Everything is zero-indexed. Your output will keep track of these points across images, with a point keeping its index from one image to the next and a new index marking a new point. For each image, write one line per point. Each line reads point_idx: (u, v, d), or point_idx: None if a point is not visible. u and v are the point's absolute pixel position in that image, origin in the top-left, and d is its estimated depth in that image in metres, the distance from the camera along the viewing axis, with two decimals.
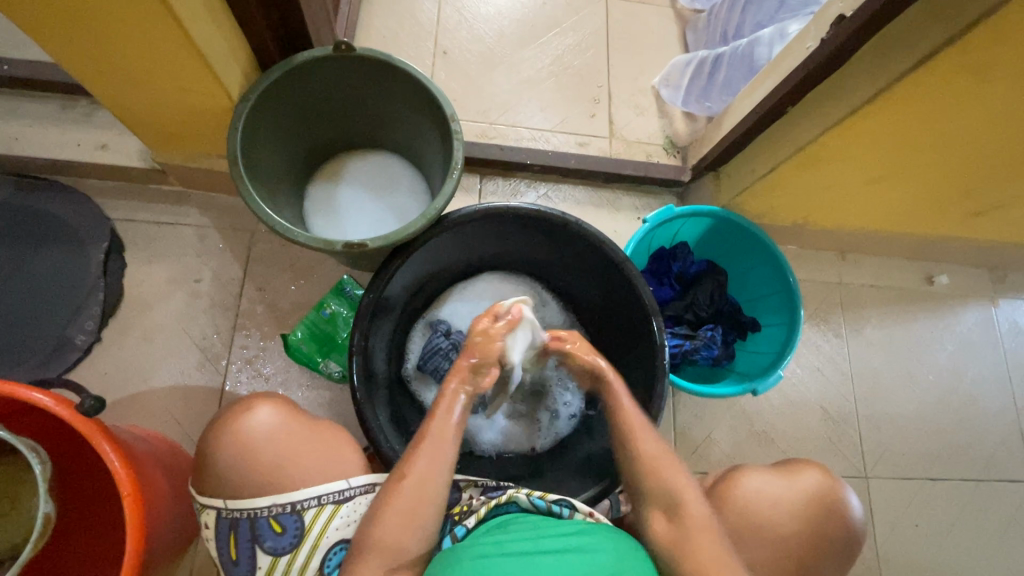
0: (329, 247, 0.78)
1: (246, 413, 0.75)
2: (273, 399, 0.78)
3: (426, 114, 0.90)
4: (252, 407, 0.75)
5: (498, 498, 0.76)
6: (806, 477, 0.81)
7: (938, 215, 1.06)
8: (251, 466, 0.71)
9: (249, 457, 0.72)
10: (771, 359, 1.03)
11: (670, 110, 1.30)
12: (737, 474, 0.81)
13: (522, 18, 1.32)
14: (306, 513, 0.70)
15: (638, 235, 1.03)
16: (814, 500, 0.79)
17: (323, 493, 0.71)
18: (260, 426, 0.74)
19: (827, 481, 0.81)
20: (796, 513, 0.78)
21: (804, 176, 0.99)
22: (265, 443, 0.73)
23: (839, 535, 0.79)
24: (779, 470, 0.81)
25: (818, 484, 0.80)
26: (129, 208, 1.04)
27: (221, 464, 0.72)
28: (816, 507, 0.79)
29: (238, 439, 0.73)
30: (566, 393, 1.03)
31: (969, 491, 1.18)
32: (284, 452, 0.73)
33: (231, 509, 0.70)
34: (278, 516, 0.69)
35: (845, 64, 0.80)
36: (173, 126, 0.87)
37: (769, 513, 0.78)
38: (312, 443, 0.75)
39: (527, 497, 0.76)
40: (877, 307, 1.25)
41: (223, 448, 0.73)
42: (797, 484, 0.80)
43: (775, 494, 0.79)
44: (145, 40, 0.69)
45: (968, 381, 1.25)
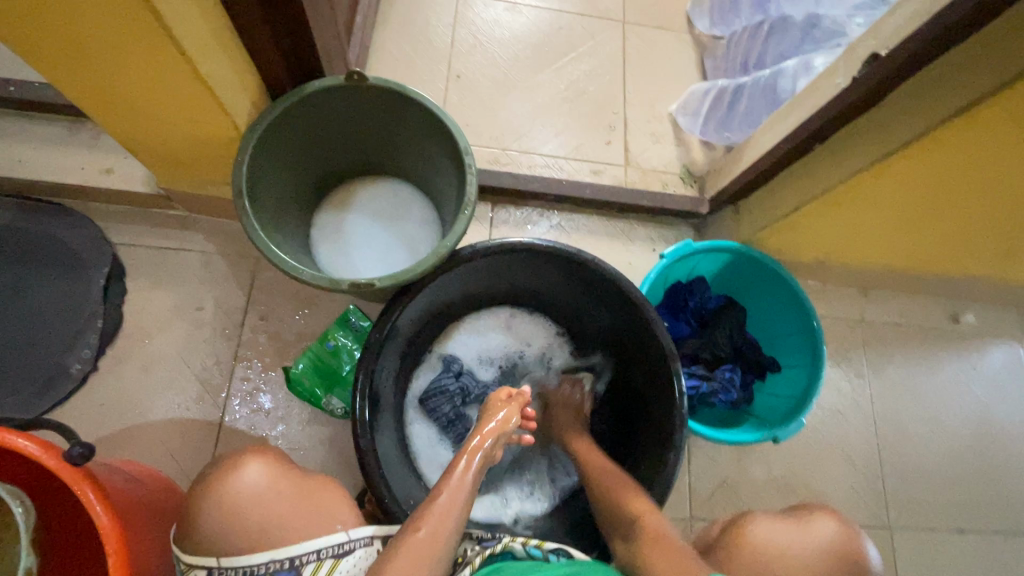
0: (335, 286, 0.74)
1: (224, 469, 0.66)
2: (263, 451, 0.70)
3: (441, 146, 0.87)
4: (240, 462, 0.66)
5: (492, 549, 0.72)
6: (820, 528, 0.69)
7: (972, 255, 1.02)
8: (232, 527, 0.63)
9: (233, 515, 0.63)
10: (793, 404, 0.98)
11: (687, 139, 1.26)
12: (740, 528, 0.72)
13: (537, 43, 1.30)
14: (306, 570, 0.62)
15: (656, 270, 1.00)
16: (832, 553, 0.67)
17: (323, 546, 0.63)
18: (245, 478, 0.65)
19: (844, 531, 0.68)
20: (810, 568, 0.66)
21: (830, 214, 0.95)
22: (252, 500, 0.64)
23: None
24: (786, 518, 0.71)
25: (836, 534, 0.68)
26: (132, 232, 1.02)
27: (203, 523, 0.63)
28: (835, 559, 0.66)
29: (224, 499, 0.64)
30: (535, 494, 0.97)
31: (998, 545, 1.12)
32: (273, 509, 0.64)
33: (224, 568, 0.61)
34: (276, 574, 0.61)
35: (877, 104, 0.76)
36: (176, 153, 0.84)
37: (774, 569, 0.67)
38: (304, 495, 0.67)
39: (522, 545, 0.71)
40: (902, 346, 1.21)
41: (206, 504, 0.64)
42: (806, 534, 0.68)
43: (780, 546, 0.68)
44: (150, 71, 0.66)
45: (996, 427, 1.20)
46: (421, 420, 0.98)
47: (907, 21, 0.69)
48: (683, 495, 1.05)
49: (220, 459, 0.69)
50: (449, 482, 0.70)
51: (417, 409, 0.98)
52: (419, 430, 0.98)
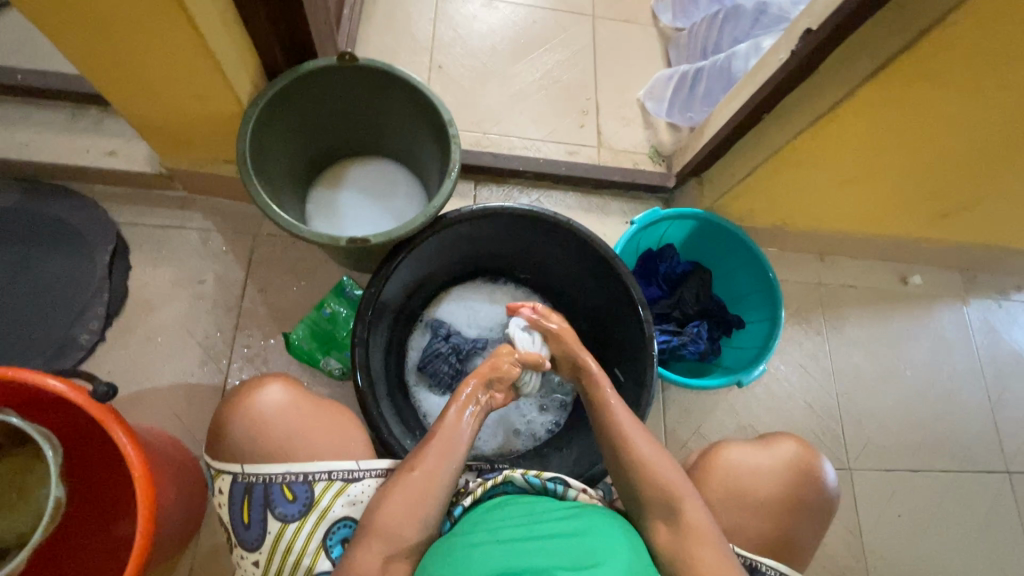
0: (334, 243, 0.81)
1: (254, 392, 0.78)
2: (286, 379, 0.81)
3: (426, 122, 0.95)
4: (264, 385, 0.78)
5: (493, 480, 0.78)
6: (784, 448, 0.85)
7: (911, 216, 1.12)
8: (257, 439, 0.74)
9: (261, 430, 0.75)
10: (755, 352, 1.08)
11: (655, 122, 1.36)
12: (718, 448, 0.86)
13: (513, 35, 1.39)
14: (317, 485, 0.72)
15: (626, 236, 1.09)
16: (791, 469, 0.84)
17: (334, 469, 0.73)
18: (272, 401, 0.77)
19: (803, 450, 0.85)
20: (775, 480, 0.82)
21: (782, 179, 1.05)
22: (277, 419, 0.76)
23: (815, 498, 0.83)
24: (756, 442, 0.86)
25: (796, 453, 0.85)
26: (134, 212, 1.07)
27: (237, 437, 0.75)
28: (793, 472, 0.83)
29: (252, 415, 0.75)
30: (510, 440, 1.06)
31: (948, 482, 1.22)
32: (295, 427, 0.76)
33: (247, 475, 0.72)
34: (291, 484, 0.72)
35: (812, 74, 0.86)
36: (177, 129, 0.90)
37: (748, 480, 0.82)
38: (321, 419, 0.78)
39: (521, 476, 0.78)
40: (855, 306, 1.31)
41: (238, 420, 0.75)
42: (772, 453, 0.85)
43: (752, 463, 0.84)
44: (164, 49, 0.73)
45: (943, 376, 1.31)
46: (416, 379, 1.05)
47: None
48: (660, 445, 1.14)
49: (247, 382, 0.79)
50: (441, 426, 0.76)
51: (410, 369, 1.05)
52: (414, 388, 1.04)
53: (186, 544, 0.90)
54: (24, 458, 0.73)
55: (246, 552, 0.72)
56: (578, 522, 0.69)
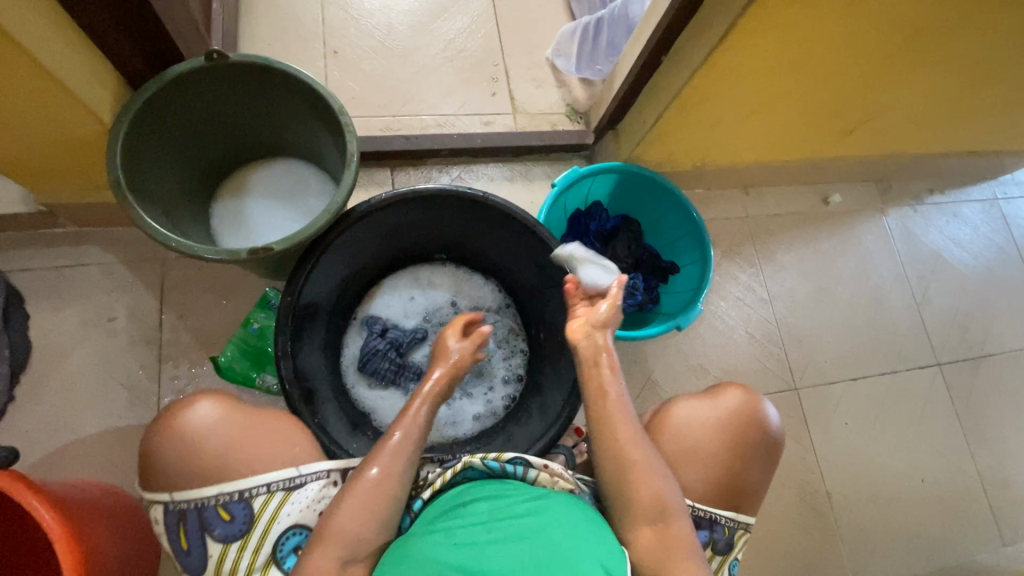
0: (234, 257, 0.76)
1: (179, 412, 0.72)
2: (216, 394, 0.75)
3: (319, 113, 0.90)
4: (190, 405, 0.72)
5: (452, 469, 0.78)
6: (728, 396, 0.88)
7: (819, 136, 1.15)
8: (186, 461, 0.70)
9: (190, 451, 0.70)
10: (690, 295, 1.10)
11: (566, 79, 1.34)
12: (669, 407, 0.88)
13: (407, 9, 1.32)
14: (256, 501, 0.69)
15: (549, 199, 1.07)
16: (735, 416, 0.86)
17: (272, 481, 0.70)
18: (199, 418, 0.71)
19: (747, 397, 0.88)
20: (721, 429, 0.85)
21: (689, 118, 1.05)
22: (205, 437, 0.70)
23: (761, 441, 0.86)
24: (705, 396, 0.88)
25: (741, 399, 0.87)
26: (22, 257, 0.99)
27: (166, 462, 0.70)
28: (740, 419, 0.86)
29: (178, 436, 0.70)
30: (460, 424, 1.04)
31: (886, 384, 1.30)
32: (227, 443, 0.71)
33: (177, 501, 0.69)
34: (225, 504, 0.68)
35: (699, 9, 0.86)
36: (44, 163, 0.83)
37: (698, 435, 0.85)
38: (255, 428, 0.73)
39: (481, 460, 0.77)
40: (783, 233, 1.35)
41: (165, 445, 0.70)
42: (720, 404, 0.87)
43: (701, 417, 0.86)
44: (1, 79, 0.67)
45: (871, 285, 1.37)
46: (355, 378, 1.02)
47: None
48: None
49: (171, 405, 0.73)
50: (404, 418, 0.74)
51: (353, 371, 1.03)
52: (355, 389, 1.01)
53: None
54: None
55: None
56: (537, 520, 0.68)
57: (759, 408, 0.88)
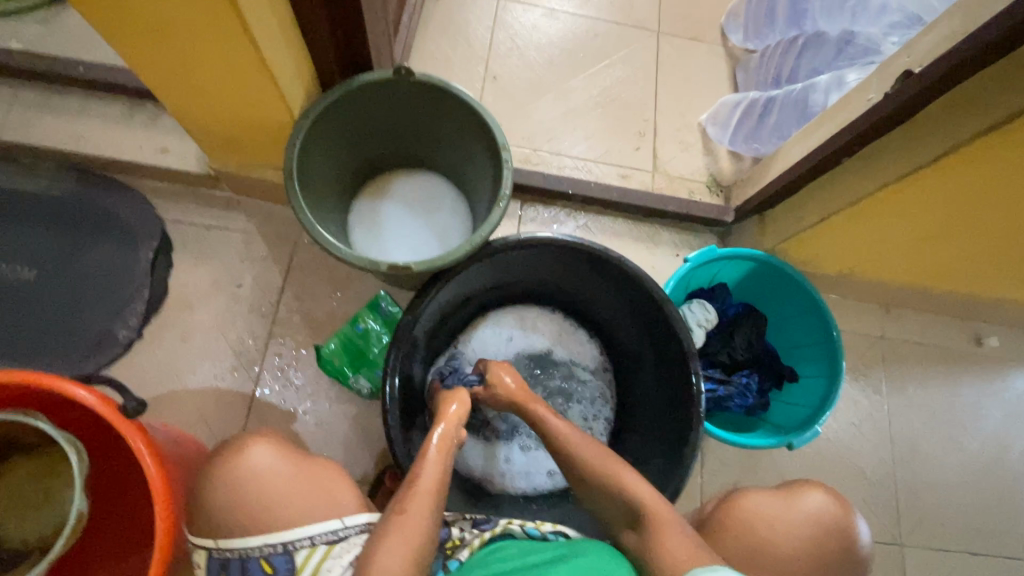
0: (373, 267, 0.78)
1: (232, 456, 0.72)
2: (273, 438, 0.75)
3: (478, 141, 0.91)
4: (248, 447, 0.72)
5: (491, 531, 0.74)
6: (811, 499, 0.74)
7: (997, 277, 1.02)
8: (235, 506, 0.69)
9: (242, 494, 0.69)
10: (808, 413, 1.00)
11: (716, 149, 1.29)
12: (734, 500, 0.75)
13: (572, 49, 1.33)
14: (297, 554, 0.65)
15: (678, 274, 1.02)
16: (819, 525, 0.72)
17: (317, 532, 0.66)
18: (252, 464, 0.71)
19: (831, 502, 0.74)
20: (800, 536, 0.71)
21: (854, 226, 0.97)
22: (259, 482, 0.70)
23: (846, 560, 0.72)
24: (778, 492, 0.75)
25: (825, 505, 0.73)
26: (181, 210, 1.07)
27: (217, 502, 0.69)
28: (820, 528, 0.72)
29: (234, 475, 0.70)
30: (533, 478, 0.99)
31: (1010, 570, 1.11)
32: (275, 494, 0.69)
33: (221, 550, 0.67)
34: (268, 556, 0.65)
35: (906, 123, 0.78)
36: (229, 136, 0.90)
37: (767, 538, 0.71)
38: (304, 482, 0.72)
39: (521, 527, 0.74)
40: (920, 365, 1.21)
41: (216, 488, 0.70)
42: (795, 505, 0.73)
43: (771, 516, 0.72)
44: (222, 62, 0.72)
45: (1014, 451, 1.19)
46: None
47: (944, 39, 0.70)
48: (692, 496, 1.07)
49: (231, 442, 0.74)
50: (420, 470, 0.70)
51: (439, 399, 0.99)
52: None
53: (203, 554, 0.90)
54: (50, 463, 0.73)
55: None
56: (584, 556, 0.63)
57: (846, 517, 0.73)
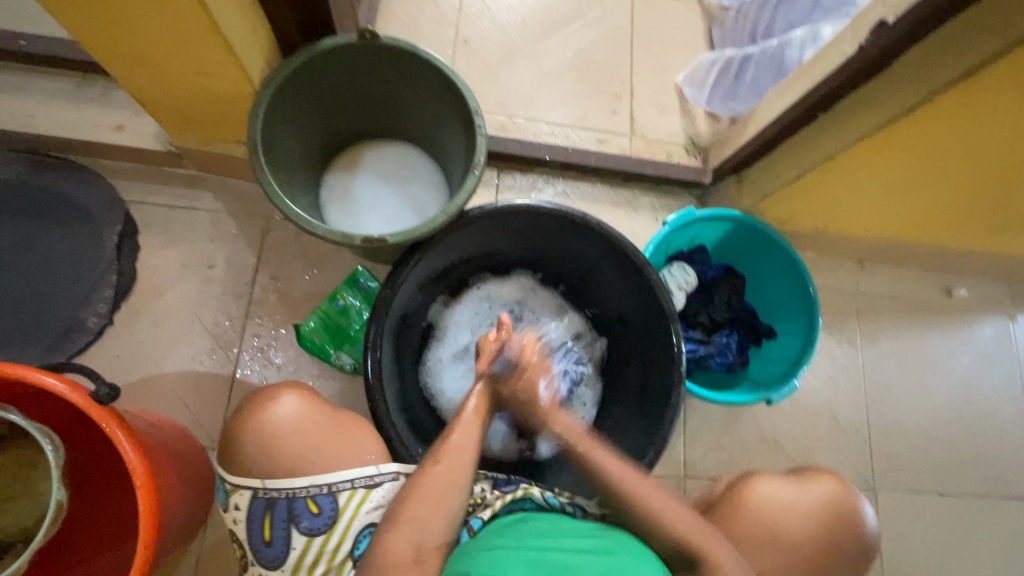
0: (348, 241, 0.76)
1: (266, 405, 0.73)
2: (297, 388, 0.77)
3: (450, 108, 0.88)
4: (277, 395, 0.74)
5: (513, 494, 0.73)
6: (822, 485, 0.81)
7: (967, 227, 1.03)
8: (270, 454, 0.70)
9: (277, 440, 0.71)
10: (786, 367, 1.02)
11: (693, 110, 1.27)
12: (751, 481, 0.81)
13: (544, 9, 1.29)
14: (340, 496, 0.68)
15: (658, 237, 1.02)
16: (826, 508, 0.80)
17: (356, 476, 0.69)
18: (285, 412, 0.72)
19: (841, 489, 0.81)
20: (809, 521, 0.79)
21: (832, 183, 0.98)
22: (293, 428, 0.72)
23: (850, 541, 0.79)
24: (791, 478, 0.82)
25: (834, 491, 0.80)
26: (143, 191, 1.03)
27: (250, 450, 0.71)
28: (830, 514, 0.79)
29: (265, 423, 0.72)
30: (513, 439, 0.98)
31: (975, 507, 1.18)
32: (311, 440, 0.72)
33: (268, 489, 0.68)
34: (314, 496, 0.68)
35: (877, 76, 0.78)
36: (189, 110, 0.86)
37: (780, 517, 0.78)
38: (337, 430, 0.74)
39: (541, 494, 0.74)
40: (893, 318, 1.24)
41: (248, 435, 0.71)
42: (810, 491, 0.80)
43: (787, 501, 0.79)
44: (173, 30, 0.68)
45: (981, 395, 1.24)
46: (434, 366, 0.99)
47: None
48: (677, 454, 1.10)
49: (260, 391, 0.75)
50: (457, 421, 0.71)
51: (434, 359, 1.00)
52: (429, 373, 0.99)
53: (194, 535, 0.90)
54: (22, 455, 0.71)
55: (264, 569, 0.68)
56: (606, 539, 0.64)
57: (850, 503, 0.81)
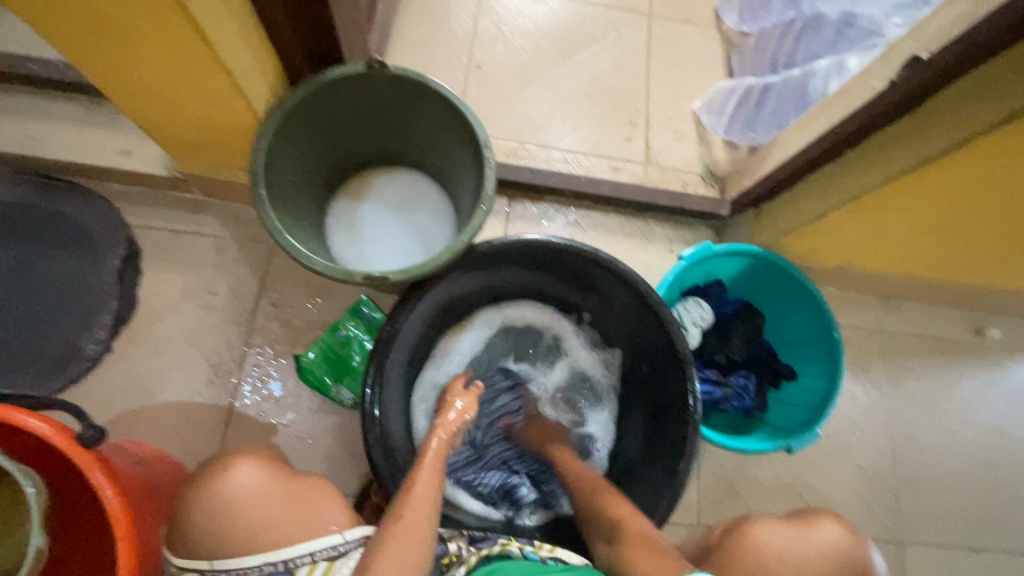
0: (348, 278, 0.73)
1: (218, 476, 0.67)
2: (256, 455, 0.70)
3: (459, 139, 0.86)
4: (229, 467, 0.67)
5: (490, 549, 0.69)
6: (828, 531, 0.68)
7: (1003, 269, 0.98)
8: (223, 532, 0.64)
9: (226, 519, 0.64)
10: (807, 414, 0.97)
11: (710, 137, 1.23)
12: (749, 529, 0.69)
13: (559, 34, 1.27)
14: (299, 571, 0.62)
15: (673, 273, 0.98)
16: (835, 560, 0.66)
17: (316, 548, 0.63)
18: (236, 487, 0.66)
19: (850, 537, 0.67)
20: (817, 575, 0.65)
21: (858, 221, 0.93)
22: (242, 506, 0.65)
23: None
24: (793, 521, 0.69)
25: (841, 538, 0.67)
26: (148, 214, 1.02)
27: (199, 530, 0.64)
28: (842, 566, 0.66)
29: (214, 500, 0.65)
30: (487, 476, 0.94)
31: (1010, 563, 1.10)
32: (261, 518, 0.64)
33: (216, 572, 0.62)
34: None
35: (909, 113, 0.74)
36: (194, 138, 0.85)
37: (782, 569, 0.65)
38: (293, 503, 0.66)
39: (519, 548, 0.68)
40: (921, 358, 1.18)
41: (197, 513, 0.65)
42: (813, 540, 0.67)
43: (790, 551, 0.67)
44: (176, 60, 0.67)
45: (1015, 442, 1.17)
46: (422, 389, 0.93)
47: (950, 23, 0.66)
48: (690, 500, 1.04)
49: (214, 460, 0.69)
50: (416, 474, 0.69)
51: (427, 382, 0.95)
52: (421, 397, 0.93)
53: None
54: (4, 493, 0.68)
55: None
56: None
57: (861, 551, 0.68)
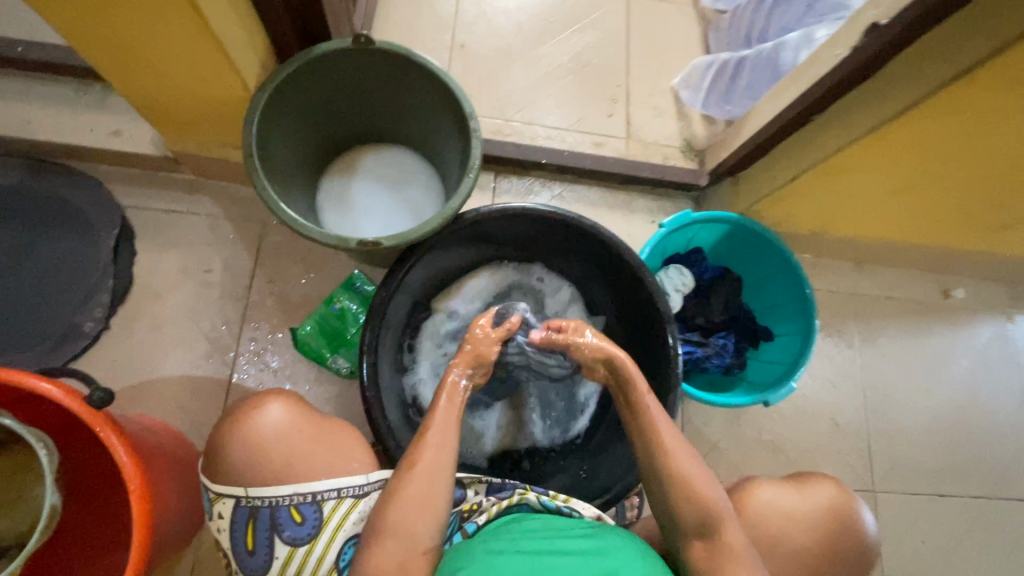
0: (343, 245, 0.76)
1: (253, 413, 0.72)
2: (286, 397, 0.75)
3: (445, 111, 0.89)
4: (263, 405, 0.72)
5: (509, 499, 0.74)
6: (820, 490, 0.80)
7: (964, 229, 1.04)
8: (255, 465, 0.68)
9: (260, 452, 0.69)
10: (783, 369, 1.02)
11: (688, 112, 1.28)
12: (751, 487, 0.80)
13: (540, 14, 1.29)
14: (325, 504, 0.67)
15: (654, 239, 1.01)
16: (825, 514, 0.79)
17: (344, 485, 0.68)
18: (271, 422, 0.71)
19: (840, 495, 0.81)
20: (808, 525, 0.78)
21: (828, 185, 0.98)
22: (277, 439, 0.70)
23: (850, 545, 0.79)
24: (793, 482, 0.81)
25: (832, 496, 0.80)
26: (140, 195, 1.03)
27: (234, 461, 0.69)
28: (830, 519, 0.79)
29: (249, 435, 0.70)
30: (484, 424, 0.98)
31: (976, 508, 1.17)
32: (295, 450, 0.70)
33: (252, 497, 0.67)
34: (298, 505, 0.67)
35: (873, 77, 0.78)
36: (185, 115, 0.86)
37: (781, 525, 0.77)
38: (322, 442, 0.72)
39: (537, 497, 0.74)
40: (891, 319, 1.24)
41: (231, 446, 0.70)
42: (809, 497, 0.80)
43: (788, 507, 0.78)
44: (169, 35, 0.68)
45: (979, 396, 1.23)
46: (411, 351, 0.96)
47: None
48: None
49: (248, 399, 0.74)
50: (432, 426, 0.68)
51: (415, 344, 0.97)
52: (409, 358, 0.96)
53: (186, 546, 0.90)
54: (15, 459, 0.71)
55: None
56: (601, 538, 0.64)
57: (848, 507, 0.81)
